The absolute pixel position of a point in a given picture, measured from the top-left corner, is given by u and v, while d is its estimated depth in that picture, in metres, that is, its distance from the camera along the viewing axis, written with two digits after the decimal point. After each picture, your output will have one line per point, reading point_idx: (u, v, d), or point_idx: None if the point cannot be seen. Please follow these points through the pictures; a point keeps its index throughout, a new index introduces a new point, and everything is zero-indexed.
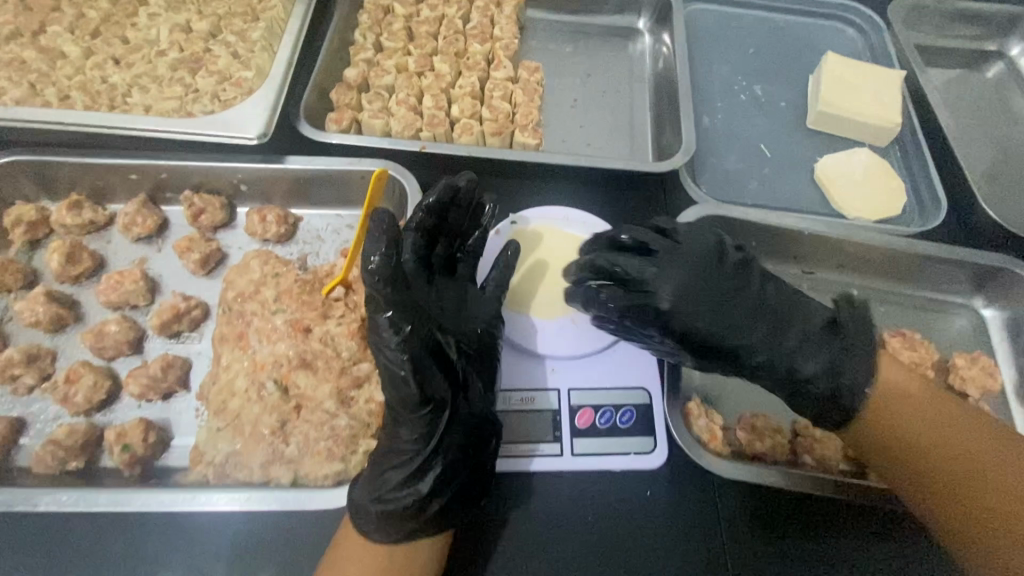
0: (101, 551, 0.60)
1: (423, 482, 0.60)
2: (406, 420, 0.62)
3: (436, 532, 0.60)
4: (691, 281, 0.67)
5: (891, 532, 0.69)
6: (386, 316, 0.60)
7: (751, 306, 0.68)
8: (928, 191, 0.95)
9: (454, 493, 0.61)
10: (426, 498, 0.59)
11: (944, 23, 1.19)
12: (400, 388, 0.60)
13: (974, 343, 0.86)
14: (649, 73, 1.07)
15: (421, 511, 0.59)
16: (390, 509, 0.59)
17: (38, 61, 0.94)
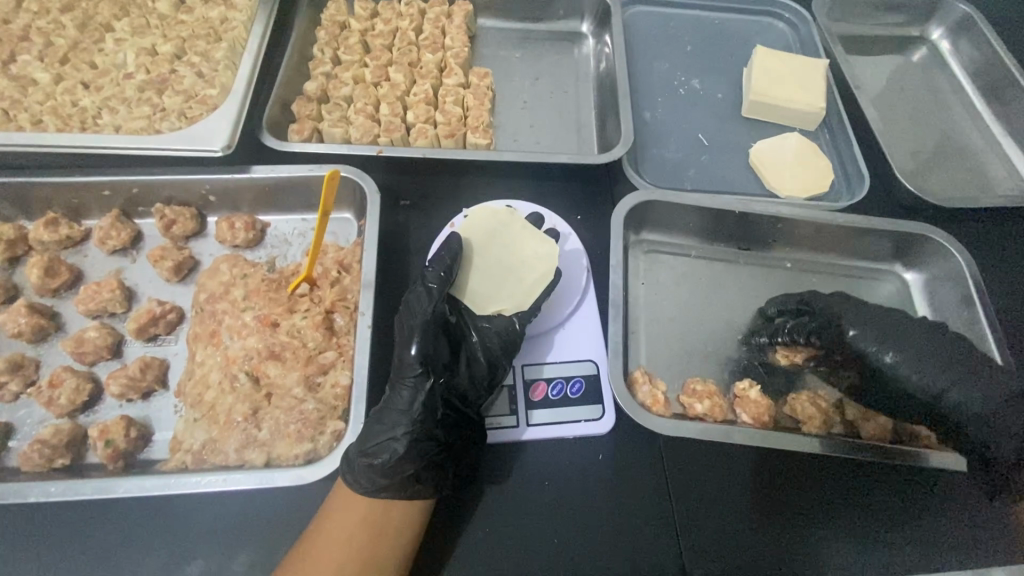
0: (94, 534, 0.65)
1: (399, 444, 0.65)
2: (398, 386, 0.69)
3: (406, 495, 0.65)
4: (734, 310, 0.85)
5: (824, 476, 0.76)
6: (423, 293, 0.73)
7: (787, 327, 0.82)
8: (853, 168, 1.02)
9: (429, 458, 0.66)
10: (401, 460, 0.65)
11: (868, 13, 1.27)
12: (404, 353, 0.70)
13: (898, 306, 0.94)
14: (594, 73, 1.14)
15: (396, 472, 0.65)
16: (369, 465, 0.64)
17: (10, 88, 0.99)
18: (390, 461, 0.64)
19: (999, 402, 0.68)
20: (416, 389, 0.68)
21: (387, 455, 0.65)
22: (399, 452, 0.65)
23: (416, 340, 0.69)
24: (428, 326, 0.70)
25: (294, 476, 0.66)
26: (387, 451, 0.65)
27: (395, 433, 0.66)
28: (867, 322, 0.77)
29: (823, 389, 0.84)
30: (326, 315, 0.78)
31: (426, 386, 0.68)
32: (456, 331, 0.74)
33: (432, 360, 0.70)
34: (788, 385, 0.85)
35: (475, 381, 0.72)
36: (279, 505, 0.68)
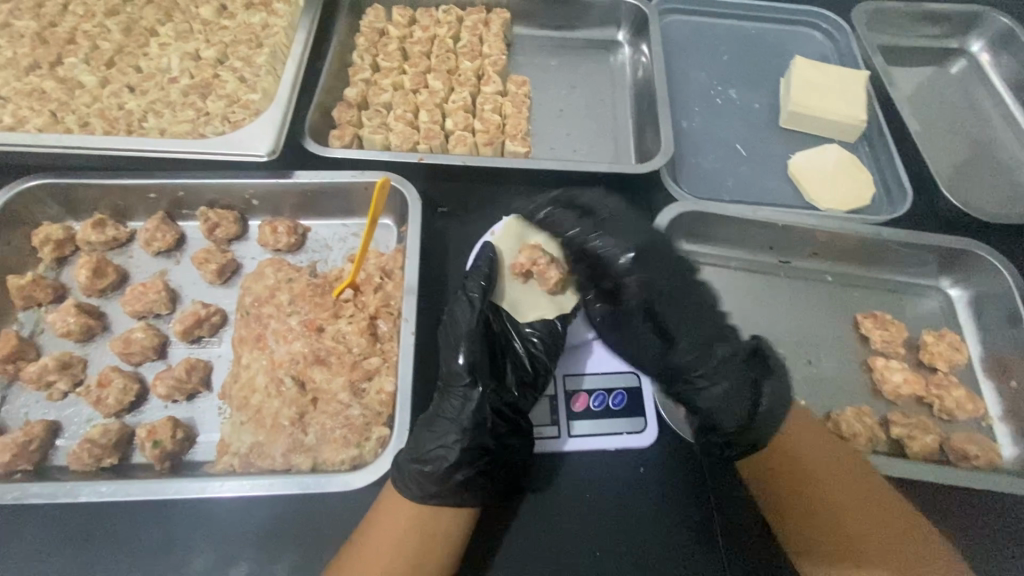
0: (144, 535, 0.66)
1: (450, 450, 0.65)
2: (449, 394, 0.69)
3: (455, 502, 0.65)
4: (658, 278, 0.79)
5: None
6: (464, 301, 0.73)
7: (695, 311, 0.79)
8: (895, 182, 1.01)
9: (478, 465, 0.66)
10: (454, 465, 0.64)
11: (906, 25, 1.26)
12: (450, 359, 0.70)
13: (942, 323, 0.92)
14: (630, 82, 1.14)
15: (446, 478, 0.64)
16: (421, 470, 0.64)
17: (57, 90, 1.01)
18: (442, 467, 0.64)
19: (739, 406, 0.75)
20: (465, 395, 0.68)
21: (439, 461, 0.64)
22: (450, 458, 0.65)
23: (466, 346, 0.69)
24: (475, 335, 0.71)
25: (340, 481, 0.66)
26: (438, 457, 0.65)
27: (445, 439, 0.66)
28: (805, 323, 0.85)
29: (868, 406, 0.83)
30: (370, 321, 0.79)
31: (475, 392, 0.68)
32: (499, 339, 0.76)
33: (481, 367, 0.69)
34: (829, 400, 0.84)
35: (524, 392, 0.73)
36: (325, 509, 0.68)
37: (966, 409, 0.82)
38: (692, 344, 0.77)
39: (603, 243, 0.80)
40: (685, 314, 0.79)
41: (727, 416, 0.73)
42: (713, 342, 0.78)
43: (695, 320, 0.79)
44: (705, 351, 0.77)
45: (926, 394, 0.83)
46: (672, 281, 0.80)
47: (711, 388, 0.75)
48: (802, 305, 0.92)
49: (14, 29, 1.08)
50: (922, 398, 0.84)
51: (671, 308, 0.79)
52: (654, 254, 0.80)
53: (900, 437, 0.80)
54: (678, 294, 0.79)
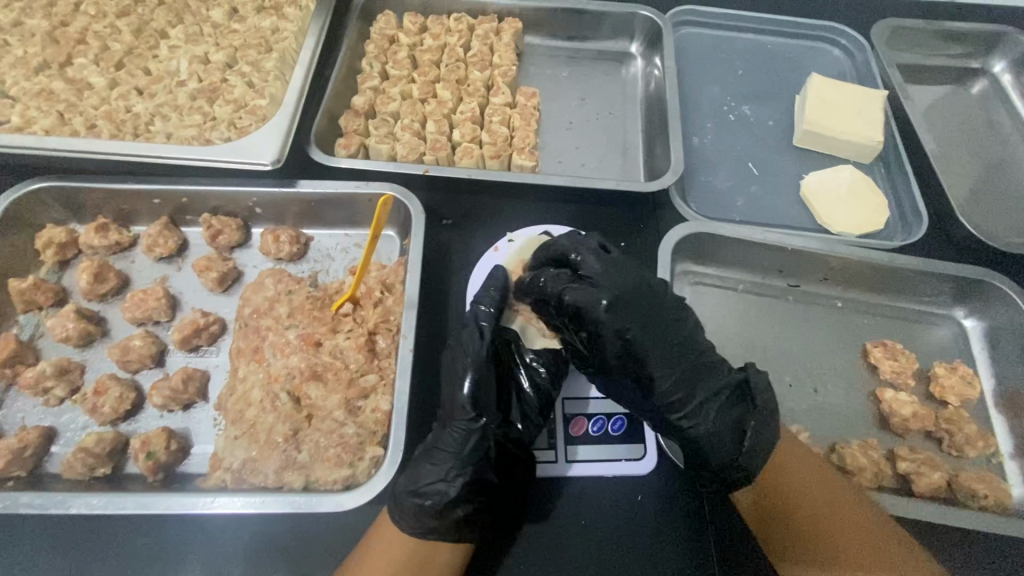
0: (132, 549, 0.65)
1: (451, 485, 0.65)
2: (449, 427, 0.68)
3: (454, 538, 0.64)
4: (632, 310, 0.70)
5: None
6: (468, 333, 0.72)
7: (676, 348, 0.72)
8: (910, 206, 0.99)
9: (478, 500, 0.65)
10: (453, 502, 0.64)
11: (927, 43, 1.23)
12: (452, 392, 0.69)
13: (955, 354, 0.90)
14: (642, 96, 1.12)
15: (444, 515, 0.63)
16: (419, 505, 0.63)
17: (66, 91, 1.01)
18: (441, 502, 0.63)
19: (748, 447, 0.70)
20: (467, 426, 0.67)
21: (438, 496, 0.64)
22: (449, 493, 0.64)
23: (468, 377, 0.69)
24: (481, 365, 0.70)
25: (331, 501, 0.65)
26: (439, 492, 0.64)
27: (445, 473, 0.65)
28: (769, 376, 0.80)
29: (874, 439, 0.81)
30: (368, 336, 0.78)
31: (478, 425, 0.67)
32: (506, 368, 0.74)
33: (485, 399, 0.69)
34: (834, 432, 0.82)
35: (528, 420, 0.72)
36: (316, 529, 0.67)
37: (977, 446, 0.80)
38: (672, 388, 0.69)
39: (573, 296, 0.71)
40: (660, 347, 0.71)
41: (721, 452, 0.70)
42: (684, 373, 0.71)
43: (676, 362, 0.71)
44: (688, 397, 0.70)
45: (935, 428, 0.81)
46: (656, 331, 0.71)
47: (701, 430, 0.70)
48: (810, 332, 0.90)
49: (26, 28, 1.09)
50: (931, 433, 0.81)
51: (654, 353, 0.70)
52: (626, 296, 0.71)
53: (909, 473, 0.77)
54: (648, 340, 0.70)
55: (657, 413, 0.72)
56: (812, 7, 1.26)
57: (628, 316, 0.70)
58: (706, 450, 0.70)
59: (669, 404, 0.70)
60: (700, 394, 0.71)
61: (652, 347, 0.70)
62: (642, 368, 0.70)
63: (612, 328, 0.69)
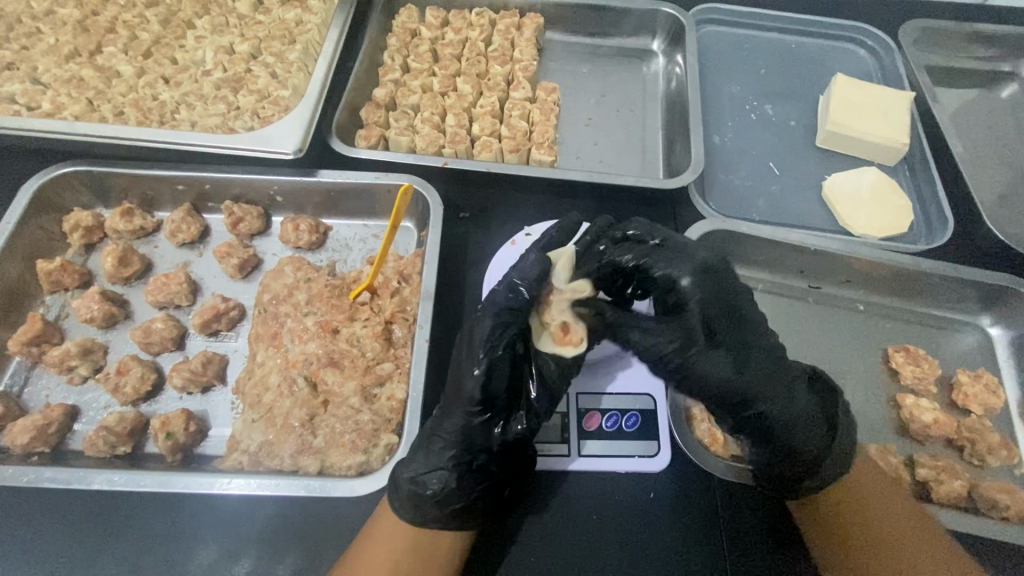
0: (151, 526, 0.67)
1: (451, 477, 0.64)
2: (452, 415, 0.66)
3: (456, 526, 0.65)
4: (713, 273, 0.67)
5: None
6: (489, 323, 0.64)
7: (751, 335, 0.68)
8: (935, 209, 0.97)
9: (478, 496, 0.65)
10: (451, 494, 0.64)
11: (955, 45, 1.21)
12: (462, 379, 0.65)
13: (979, 362, 0.88)
14: (662, 93, 1.12)
15: (444, 505, 0.64)
16: (418, 494, 0.63)
17: (95, 79, 1.02)
18: (440, 495, 0.63)
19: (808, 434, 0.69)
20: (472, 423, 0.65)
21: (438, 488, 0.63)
22: (449, 485, 0.64)
23: (483, 364, 0.63)
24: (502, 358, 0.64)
25: (346, 486, 0.65)
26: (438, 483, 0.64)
27: (448, 463, 0.64)
28: (857, 345, 0.88)
29: (893, 444, 0.80)
30: (385, 326, 0.79)
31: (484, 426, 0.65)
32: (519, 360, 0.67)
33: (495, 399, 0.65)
34: None
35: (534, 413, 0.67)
36: (329, 514, 0.68)
37: (998, 455, 0.78)
38: (766, 383, 0.67)
39: (657, 266, 0.66)
40: (750, 348, 0.67)
41: (807, 445, 0.69)
42: (771, 359, 0.68)
43: (754, 368, 0.67)
44: (762, 394, 0.67)
45: (957, 436, 0.80)
46: (735, 332, 0.67)
47: (779, 424, 0.68)
48: (830, 334, 0.89)
49: (58, 17, 1.11)
50: (952, 441, 0.80)
51: (736, 348, 0.66)
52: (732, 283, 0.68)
53: (927, 479, 0.76)
54: (738, 340, 0.67)
55: (748, 409, 0.68)
56: (838, 7, 1.24)
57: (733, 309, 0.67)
58: (777, 437, 0.68)
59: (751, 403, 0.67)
60: (788, 398, 0.68)
61: (695, 341, 0.65)
62: (722, 360, 0.66)
63: (698, 306, 0.65)
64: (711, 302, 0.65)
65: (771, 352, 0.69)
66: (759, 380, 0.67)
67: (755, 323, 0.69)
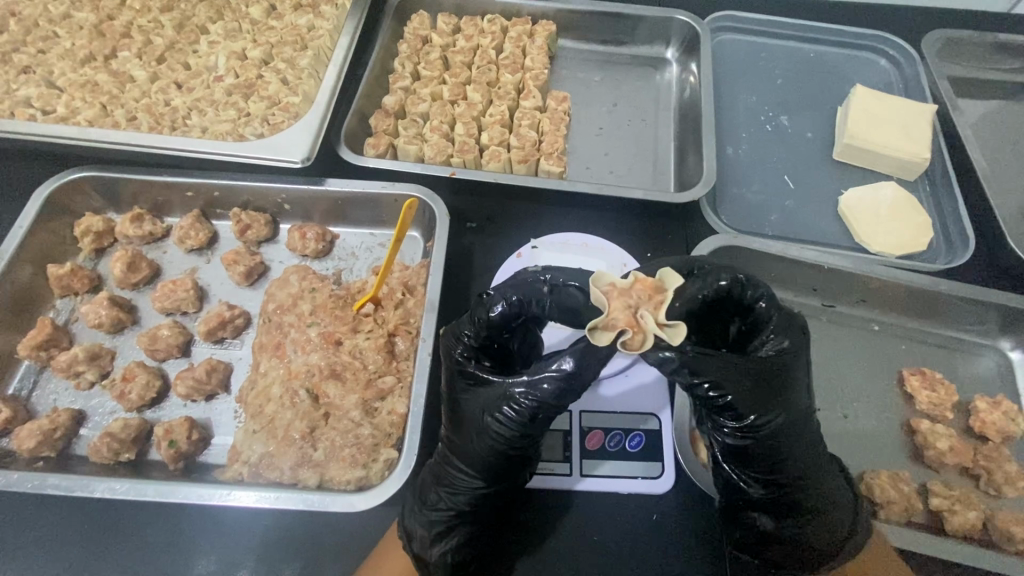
0: (150, 536, 0.67)
1: (427, 522, 0.64)
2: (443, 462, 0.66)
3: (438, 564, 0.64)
4: (756, 375, 0.59)
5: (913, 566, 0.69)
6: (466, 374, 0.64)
7: (794, 432, 0.61)
8: (956, 226, 0.94)
9: (447, 543, 0.64)
10: (424, 536, 0.63)
11: (979, 55, 1.18)
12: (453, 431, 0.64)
13: (997, 387, 0.85)
14: (675, 103, 1.10)
15: (419, 543, 0.64)
16: (404, 529, 0.65)
17: (109, 83, 1.03)
18: (417, 535, 0.64)
19: (842, 529, 0.63)
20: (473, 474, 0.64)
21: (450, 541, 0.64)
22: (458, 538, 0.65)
23: (461, 406, 0.64)
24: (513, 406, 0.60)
25: (345, 502, 0.65)
26: (442, 535, 0.64)
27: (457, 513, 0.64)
28: (870, 367, 0.86)
29: (905, 471, 0.77)
30: (388, 338, 0.79)
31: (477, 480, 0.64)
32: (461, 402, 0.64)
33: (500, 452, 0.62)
34: (863, 459, 0.79)
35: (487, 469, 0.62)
36: (328, 527, 0.67)
37: (1016, 486, 0.75)
38: (810, 454, 0.62)
39: (700, 367, 0.57)
40: (806, 418, 0.62)
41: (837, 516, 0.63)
42: (809, 454, 0.62)
43: (803, 431, 0.62)
44: (806, 455, 0.62)
45: (972, 464, 0.77)
46: (791, 394, 0.60)
47: (813, 492, 0.62)
48: (843, 355, 0.86)
49: (74, 21, 1.12)
50: (967, 469, 0.78)
51: (794, 404, 0.60)
52: (803, 352, 0.62)
53: (940, 509, 0.74)
54: (795, 411, 0.61)
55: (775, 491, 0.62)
56: (859, 15, 1.21)
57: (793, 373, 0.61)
58: (807, 496, 0.62)
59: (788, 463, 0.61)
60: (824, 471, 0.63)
61: (748, 393, 0.58)
62: (776, 413, 0.59)
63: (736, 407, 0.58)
64: (755, 402, 0.58)
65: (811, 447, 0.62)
66: (788, 472, 0.61)
67: (801, 420, 0.61)
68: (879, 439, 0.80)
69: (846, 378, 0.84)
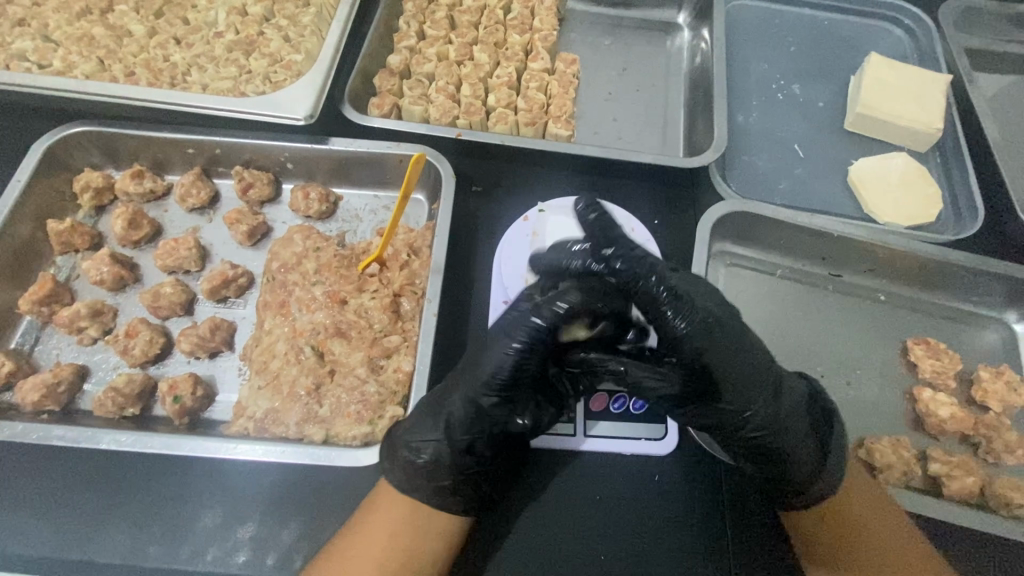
0: (156, 487, 0.67)
1: (425, 446, 0.63)
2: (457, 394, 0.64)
3: (423, 488, 0.63)
4: (738, 378, 0.62)
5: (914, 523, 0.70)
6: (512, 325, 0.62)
7: (775, 423, 0.64)
8: (965, 198, 0.93)
9: (441, 472, 0.63)
10: (421, 451, 0.63)
11: (995, 27, 1.15)
12: (482, 374, 0.63)
13: (1000, 358, 0.86)
14: (686, 69, 1.08)
15: (415, 457, 0.63)
16: (404, 450, 0.63)
17: (106, 37, 1.00)
18: (409, 455, 0.63)
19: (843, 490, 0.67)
20: (482, 405, 0.63)
21: (428, 462, 0.63)
22: (443, 454, 0.63)
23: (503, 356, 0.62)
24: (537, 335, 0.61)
25: (351, 456, 0.65)
26: (433, 454, 0.63)
27: (441, 432, 0.63)
28: (873, 333, 0.86)
29: (906, 438, 0.78)
30: (393, 298, 0.78)
31: (505, 407, 0.64)
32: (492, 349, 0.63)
33: (520, 382, 0.63)
34: (864, 425, 0.79)
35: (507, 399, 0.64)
36: (333, 481, 0.68)
37: (1015, 453, 0.76)
38: (769, 411, 0.63)
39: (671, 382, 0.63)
40: (745, 372, 0.62)
41: (806, 457, 0.65)
42: (800, 440, 0.65)
43: (788, 426, 0.64)
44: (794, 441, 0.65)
45: (973, 432, 0.78)
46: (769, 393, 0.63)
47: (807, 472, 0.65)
48: (847, 322, 0.86)
49: None
50: (967, 436, 0.78)
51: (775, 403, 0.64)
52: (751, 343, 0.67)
53: (940, 474, 0.74)
54: (739, 371, 0.62)
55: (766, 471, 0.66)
56: None
57: (710, 338, 0.61)
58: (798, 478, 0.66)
59: (739, 426, 0.63)
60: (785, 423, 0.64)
61: (731, 401, 0.62)
62: (758, 419, 0.63)
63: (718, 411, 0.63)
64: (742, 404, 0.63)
65: (800, 438, 0.65)
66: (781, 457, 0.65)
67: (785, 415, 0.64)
68: (881, 406, 0.81)
69: (849, 346, 0.84)
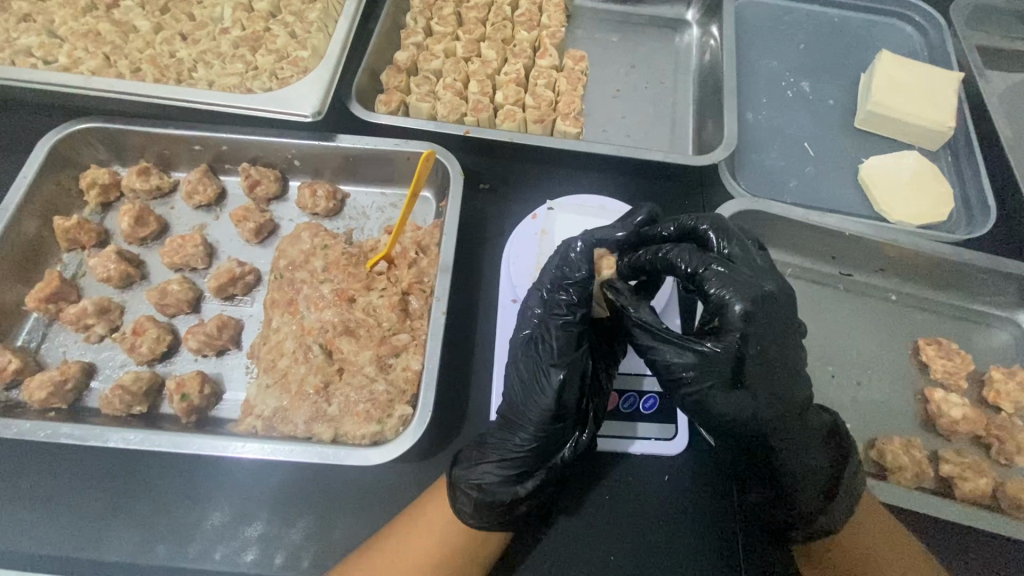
0: (165, 486, 0.67)
1: (502, 487, 0.61)
2: (513, 425, 0.63)
3: (500, 521, 0.62)
4: (774, 382, 0.61)
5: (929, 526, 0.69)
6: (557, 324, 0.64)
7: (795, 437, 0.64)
8: (977, 197, 0.93)
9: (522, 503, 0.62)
10: (496, 486, 0.61)
11: (1007, 24, 1.14)
12: (537, 397, 0.62)
13: (1012, 358, 0.85)
14: (695, 66, 1.07)
15: (491, 499, 0.61)
16: (475, 493, 0.61)
17: (112, 33, 1.00)
18: (486, 497, 0.61)
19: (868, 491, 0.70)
20: (546, 438, 0.63)
21: (504, 496, 0.61)
22: (516, 490, 0.61)
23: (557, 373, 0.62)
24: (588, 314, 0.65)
25: (360, 455, 0.65)
26: (507, 492, 0.61)
27: (515, 468, 0.62)
28: (886, 333, 0.85)
29: (917, 438, 0.77)
30: (401, 296, 0.78)
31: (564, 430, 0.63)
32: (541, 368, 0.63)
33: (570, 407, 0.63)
34: (876, 426, 0.79)
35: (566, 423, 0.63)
36: (342, 480, 0.68)
37: None
38: (788, 426, 0.63)
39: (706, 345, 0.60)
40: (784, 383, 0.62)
41: (808, 481, 0.65)
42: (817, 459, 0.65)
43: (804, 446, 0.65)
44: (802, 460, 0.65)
45: (985, 433, 0.77)
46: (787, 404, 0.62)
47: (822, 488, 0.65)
48: (859, 323, 0.86)
49: None
50: (980, 437, 0.78)
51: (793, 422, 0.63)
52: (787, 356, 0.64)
53: (952, 476, 0.74)
54: (779, 357, 0.61)
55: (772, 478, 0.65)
56: None
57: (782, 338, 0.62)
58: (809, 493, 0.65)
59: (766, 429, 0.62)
60: (803, 438, 0.65)
61: (761, 405, 0.61)
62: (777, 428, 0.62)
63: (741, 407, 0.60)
64: (764, 407, 0.61)
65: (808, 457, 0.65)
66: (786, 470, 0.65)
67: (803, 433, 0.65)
68: (894, 407, 0.80)
69: (861, 347, 0.84)
